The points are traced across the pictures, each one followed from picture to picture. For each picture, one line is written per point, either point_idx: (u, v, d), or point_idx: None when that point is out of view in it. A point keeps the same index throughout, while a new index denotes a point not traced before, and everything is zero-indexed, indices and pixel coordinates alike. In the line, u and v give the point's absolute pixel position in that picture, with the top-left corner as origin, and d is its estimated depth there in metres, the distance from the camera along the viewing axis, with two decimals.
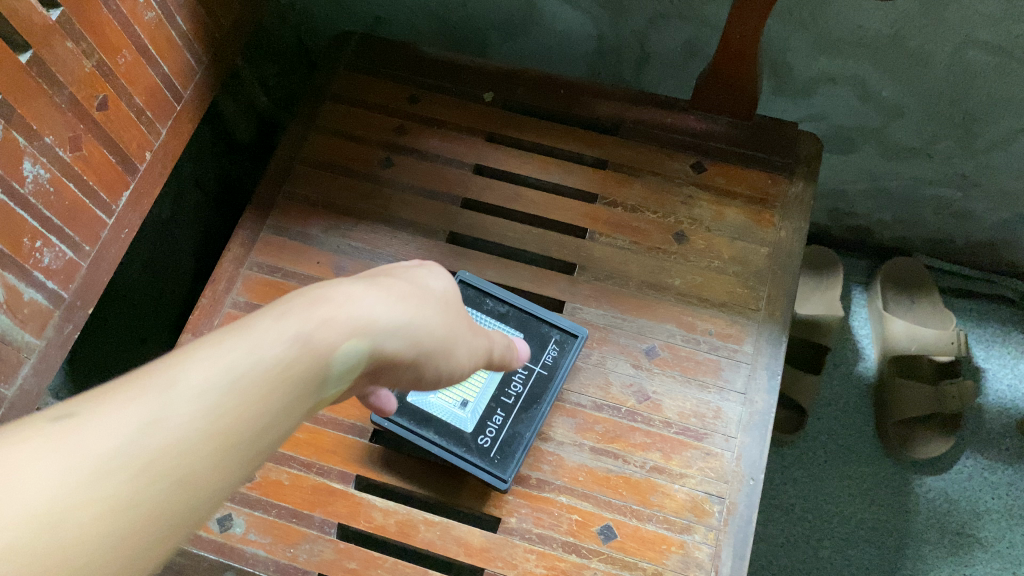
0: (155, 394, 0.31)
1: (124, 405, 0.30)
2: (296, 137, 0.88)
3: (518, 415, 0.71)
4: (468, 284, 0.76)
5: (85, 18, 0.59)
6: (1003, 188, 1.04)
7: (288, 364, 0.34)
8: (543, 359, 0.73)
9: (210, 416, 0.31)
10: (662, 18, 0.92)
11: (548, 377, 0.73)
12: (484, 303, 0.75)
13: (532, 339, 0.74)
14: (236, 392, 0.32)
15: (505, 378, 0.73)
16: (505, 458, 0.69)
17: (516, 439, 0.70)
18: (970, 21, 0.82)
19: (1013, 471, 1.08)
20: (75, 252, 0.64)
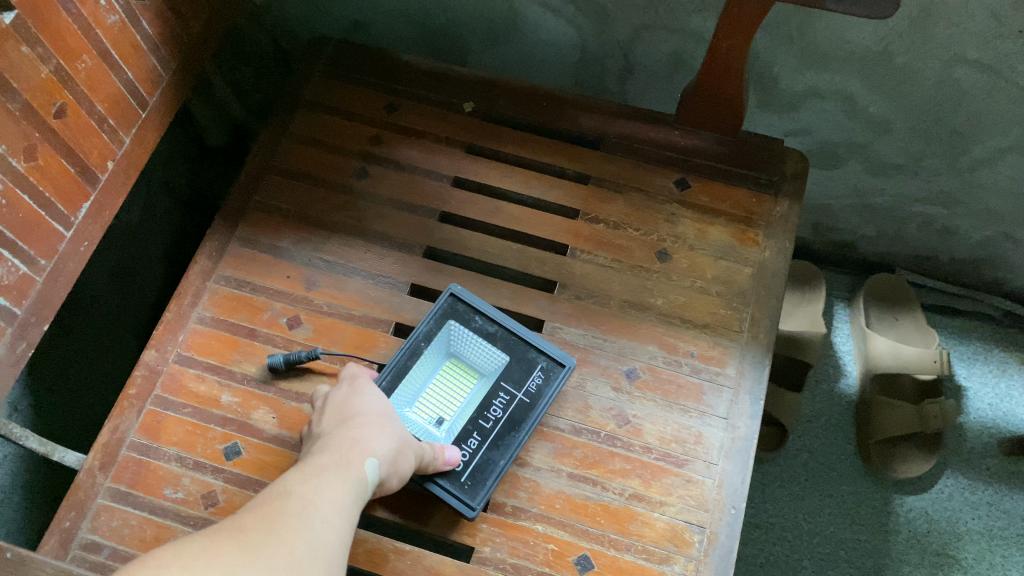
0: (254, 521, 0.49)
1: (240, 527, 0.48)
2: (268, 145, 0.85)
3: (494, 441, 0.69)
4: (457, 298, 0.73)
5: (42, 22, 0.56)
6: (988, 207, 1.03)
7: (312, 532, 0.49)
8: (526, 386, 0.71)
9: (291, 525, 0.49)
10: (647, 29, 0.89)
11: (529, 406, 0.70)
12: (473, 319, 0.73)
13: (518, 364, 0.71)
14: (297, 514, 0.50)
15: (485, 401, 0.71)
16: (476, 485, 0.67)
17: (489, 466, 0.68)
18: (959, 38, 0.81)
19: (994, 492, 1.07)
20: (30, 266, 0.61)
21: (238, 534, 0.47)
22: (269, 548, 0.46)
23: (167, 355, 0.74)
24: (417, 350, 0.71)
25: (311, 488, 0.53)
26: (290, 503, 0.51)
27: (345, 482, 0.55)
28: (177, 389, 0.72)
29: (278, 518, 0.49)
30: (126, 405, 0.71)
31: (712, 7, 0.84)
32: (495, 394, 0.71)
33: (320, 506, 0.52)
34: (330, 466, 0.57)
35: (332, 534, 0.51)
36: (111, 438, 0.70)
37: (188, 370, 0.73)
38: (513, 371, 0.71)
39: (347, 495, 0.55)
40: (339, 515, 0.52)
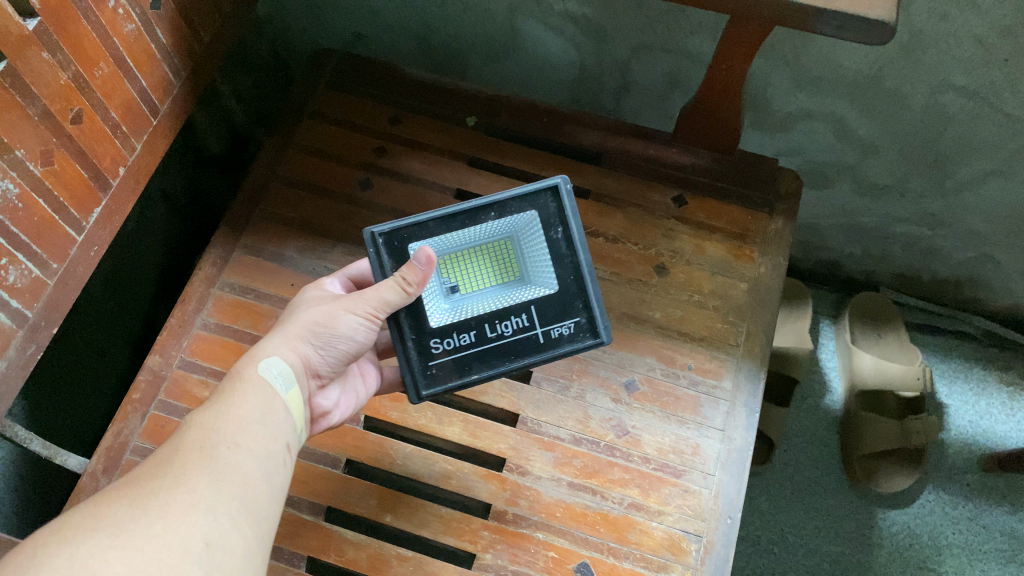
0: (164, 460, 0.47)
1: (151, 468, 0.46)
2: (272, 154, 0.86)
3: (484, 352, 0.65)
4: (558, 198, 0.65)
5: (63, 29, 0.57)
6: (971, 229, 1.05)
7: (218, 458, 0.47)
8: (549, 329, 0.66)
9: (195, 456, 0.47)
10: (645, 49, 0.92)
11: (537, 346, 0.66)
12: (553, 230, 0.65)
13: (559, 302, 0.66)
14: (200, 442, 0.48)
15: (506, 310, 0.65)
16: (439, 378, 0.65)
17: (464, 370, 0.65)
18: (947, 65, 0.83)
19: (974, 507, 1.09)
20: (42, 270, 0.61)
21: (129, 486, 0.44)
22: (168, 482, 0.44)
23: (171, 360, 0.74)
24: (485, 222, 0.65)
25: (210, 415, 0.51)
26: (186, 440, 0.48)
27: (246, 391, 0.53)
28: (181, 394, 0.73)
29: (174, 459, 0.46)
30: (130, 409, 0.72)
31: (710, 29, 0.86)
32: (519, 308, 0.65)
33: (221, 431, 0.49)
34: (229, 386, 0.54)
35: (240, 457, 0.48)
36: (115, 442, 0.71)
37: (192, 376, 0.74)
38: (552, 304, 0.66)
39: (249, 404, 0.52)
40: (246, 434, 0.50)
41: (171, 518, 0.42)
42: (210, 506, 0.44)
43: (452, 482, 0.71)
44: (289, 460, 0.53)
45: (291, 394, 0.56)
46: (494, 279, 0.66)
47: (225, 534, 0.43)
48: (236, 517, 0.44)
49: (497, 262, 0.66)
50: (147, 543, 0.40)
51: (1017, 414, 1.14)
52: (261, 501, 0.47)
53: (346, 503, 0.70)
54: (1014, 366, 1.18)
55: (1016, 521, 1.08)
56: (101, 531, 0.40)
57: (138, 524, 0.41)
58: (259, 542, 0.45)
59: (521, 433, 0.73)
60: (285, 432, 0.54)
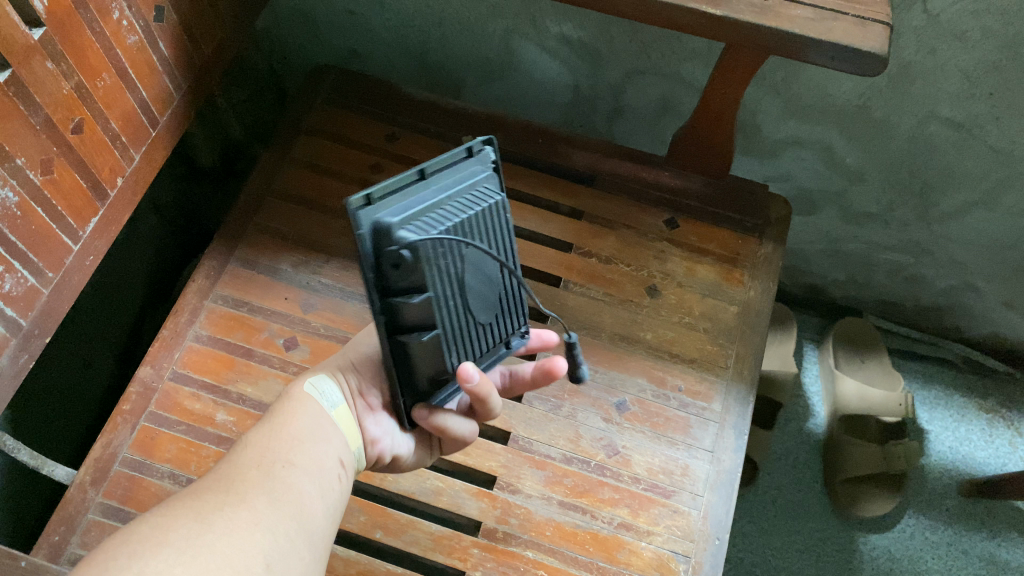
0: (222, 477, 0.48)
1: (209, 484, 0.47)
2: (268, 168, 0.86)
3: None
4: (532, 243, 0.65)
5: (68, 39, 0.57)
6: (954, 257, 1.07)
7: (275, 479, 0.48)
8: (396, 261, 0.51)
9: (253, 475, 0.48)
10: (639, 74, 0.93)
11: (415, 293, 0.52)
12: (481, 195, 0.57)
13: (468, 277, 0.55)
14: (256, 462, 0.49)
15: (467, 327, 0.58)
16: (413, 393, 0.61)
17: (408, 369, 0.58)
18: (933, 97, 0.85)
19: (954, 532, 1.10)
20: (38, 278, 0.61)
21: (191, 500, 0.45)
22: (230, 499, 0.45)
23: (162, 372, 0.74)
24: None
25: (262, 435, 0.52)
26: (242, 459, 0.50)
27: (295, 409, 0.56)
28: (171, 406, 0.73)
29: (234, 477, 0.47)
30: (119, 421, 0.72)
31: (703, 56, 0.87)
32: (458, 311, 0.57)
33: (275, 451, 0.51)
34: (280, 406, 0.56)
35: (295, 476, 0.50)
36: (103, 454, 0.70)
37: (183, 388, 0.73)
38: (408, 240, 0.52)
39: (303, 428, 0.54)
40: (298, 453, 0.52)
41: (236, 536, 0.43)
42: (270, 526, 0.45)
43: (443, 500, 0.71)
44: (342, 476, 0.54)
45: (339, 411, 0.58)
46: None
47: (284, 556, 0.44)
48: (294, 540, 0.45)
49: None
50: (214, 560, 0.40)
51: (995, 441, 1.16)
52: (315, 522, 0.48)
53: None
54: (992, 394, 1.19)
55: (994, 547, 1.09)
56: (171, 545, 0.40)
57: (205, 540, 0.41)
58: (313, 564, 0.46)
59: (512, 451, 0.73)
60: (337, 448, 0.55)
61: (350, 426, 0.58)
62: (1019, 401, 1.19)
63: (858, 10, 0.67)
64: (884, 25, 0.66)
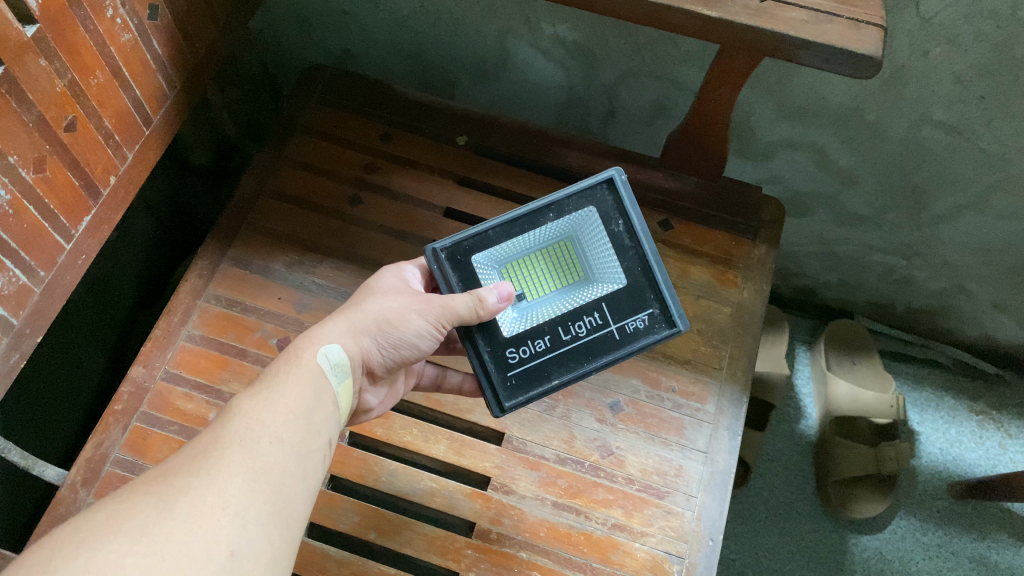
0: (201, 451, 0.48)
1: (186, 458, 0.47)
2: (262, 167, 0.86)
3: (559, 354, 0.66)
4: (613, 190, 0.67)
5: (61, 37, 0.56)
6: (945, 260, 1.07)
7: (255, 457, 0.48)
8: (624, 325, 0.67)
9: (232, 452, 0.48)
10: (633, 75, 0.93)
11: (615, 343, 0.67)
12: (613, 223, 0.67)
13: (631, 297, 0.67)
14: (239, 437, 0.49)
15: (579, 310, 0.67)
16: (517, 387, 0.66)
17: (541, 376, 0.66)
18: (926, 100, 0.86)
19: (944, 533, 1.11)
20: (30, 277, 0.61)
21: (160, 480, 0.45)
22: (203, 478, 0.45)
23: (155, 371, 0.74)
24: (560, 232, 0.67)
25: (254, 403, 0.52)
26: (227, 430, 0.49)
27: (299, 376, 0.55)
28: (164, 406, 0.72)
29: (213, 453, 0.47)
30: (111, 421, 0.71)
31: (697, 58, 0.87)
32: (591, 308, 0.67)
33: (263, 425, 0.50)
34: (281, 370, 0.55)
35: (277, 454, 0.49)
36: (95, 453, 0.70)
37: (176, 388, 0.73)
38: (620, 300, 0.67)
39: (296, 399, 0.54)
40: (286, 430, 0.51)
41: (199, 521, 0.43)
42: (239, 509, 0.45)
43: (437, 501, 0.71)
44: (326, 455, 0.54)
45: (343, 386, 0.58)
46: (569, 277, 0.68)
47: (251, 540, 0.44)
48: (264, 523, 0.45)
49: (562, 263, 0.68)
50: (170, 548, 0.41)
51: (986, 443, 1.16)
52: (291, 504, 0.48)
53: (330, 520, 0.70)
54: (983, 396, 1.20)
55: (985, 548, 1.10)
56: (125, 533, 0.41)
57: (164, 527, 0.41)
58: (284, 547, 0.46)
59: (506, 452, 0.73)
60: (327, 427, 0.55)
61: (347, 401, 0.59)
62: (1010, 402, 1.19)
63: (853, 13, 0.67)
64: (878, 27, 0.67)
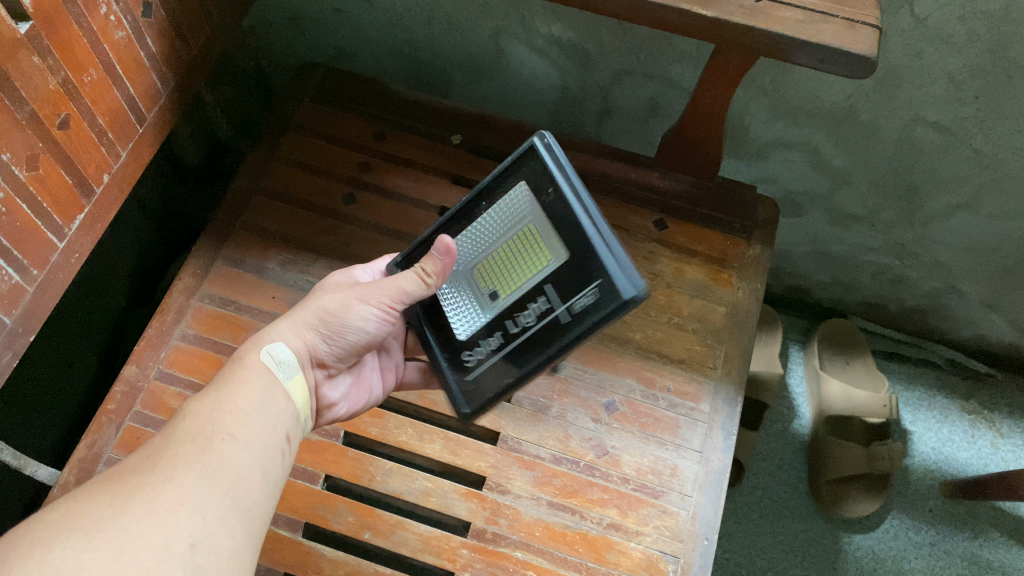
0: (153, 453, 0.48)
1: (139, 460, 0.48)
2: (255, 166, 0.86)
3: (510, 351, 0.66)
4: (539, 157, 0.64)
5: (55, 34, 0.56)
6: (938, 260, 1.07)
7: (209, 454, 0.49)
8: (572, 305, 0.61)
9: (184, 450, 0.48)
10: (628, 75, 0.93)
11: (562, 327, 0.62)
12: (547, 191, 0.63)
13: (574, 271, 0.61)
14: (190, 436, 0.50)
15: (525, 299, 0.64)
16: (476, 392, 0.68)
17: (498, 379, 0.67)
18: (920, 100, 0.86)
19: (936, 532, 1.11)
20: (22, 276, 0.60)
21: (116, 480, 0.45)
22: (157, 474, 0.46)
23: (148, 371, 0.74)
24: (504, 213, 0.66)
25: (206, 404, 0.53)
26: (180, 430, 0.50)
27: (247, 374, 0.56)
28: (157, 405, 0.72)
29: (166, 452, 0.48)
30: (104, 420, 0.71)
31: (692, 58, 0.87)
32: (535, 294, 0.64)
33: (216, 423, 0.51)
34: (230, 372, 0.57)
35: (233, 450, 0.50)
36: (88, 454, 0.69)
37: (169, 388, 0.73)
38: (563, 277, 0.62)
39: (247, 399, 0.54)
40: (242, 426, 0.52)
41: (156, 516, 0.43)
42: (196, 503, 0.45)
43: (432, 500, 0.71)
44: (287, 451, 0.55)
45: (294, 381, 0.59)
46: (535, 264, 0.64)
47: (211, 533, 0.44)
48: (222, 514, 0.46)
49: (520, 251, 0.65)
50: (127, 544, 0.41)
51: (978, 442, 1.17)
52: (252, 497, 0.49)
53: (324, 520, 0.70)
54: (974, 395, 1.20)
55: (977, 547, 1.10)
56: (80, 529, 0.41)
57: (120, 524, 0.42)
58: (247, 539, 0.47)
59: (501, 451, 0.73)
60: (285, 424, 0.56)
61: (302, 397, 0.60)
62: (1001, 402, 1.20)
63: (849, 13, 0.67)
64: (873, 27, 0.67)
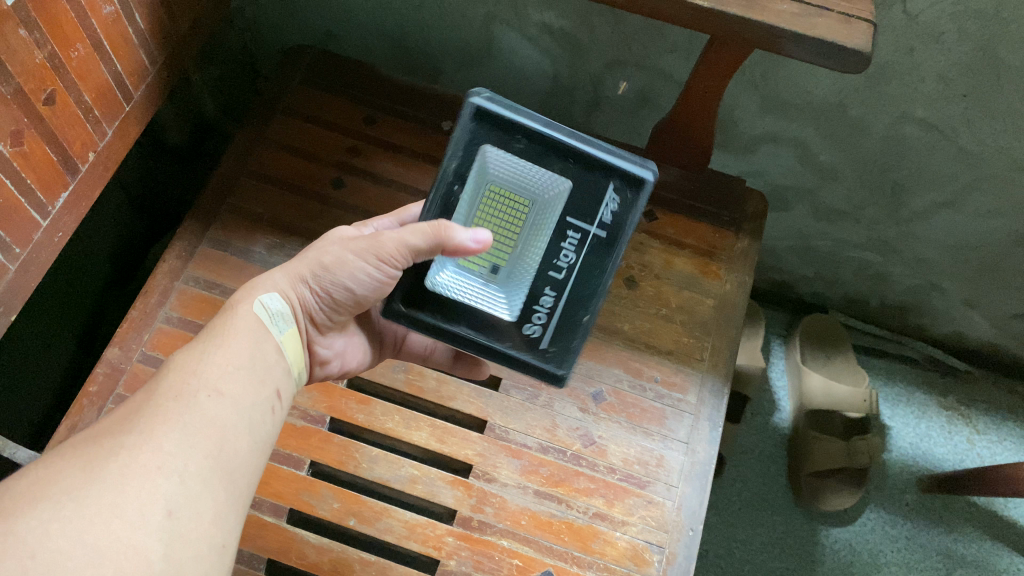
0: (131, 411, 0.46)
1: (117, 418, 0.46)
2: (242, 147, 0.84)
3: (569, 295, 0.61)
4: (483, 121, 0.57)
5: (42, 7, 0.55)
6: (921, 257, 1.08)
7: (192, 411, 0.46)
8: (601, 216, 0.58)
9: (164, 406, 0.46)
10: (618, 65, 0.93)
11: (606, 238, 0.59)
12: (513, 142, 0.57)
13: (581, 191, 0.58)
14: (171, 391, 0.47)
15: (554, 238, 0.59)
16: (557, 346, 0.62)
17: (573, 319, 0.61)
18: (909, 97, 0.86)
19: (912, 526, 1.12)
20: (5, 254, 0.59)
21: (91, 442, 0.43)
22: (134, 434, 0.44)
23: (131, 353, 0.73)
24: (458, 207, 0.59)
25: (192, 356, 0.50)
26: (162, 386, 0.47)
27: (236, 325, 0.53)
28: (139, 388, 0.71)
29: (145, 411, 0.45)
30: (86, 403, 0.70)
31: (684, 50, 0.87)
32: (561, 232, 0.59)
33: (202, 378, 0.49)
34: (221, 322, 0.53)
35: (218, 407, 0.48)
36: (69, 436, 0.69)
37: (152, 371, 0.72)
38: (576, 199, 0.58)
39: (241, 348, 0.52)
40: (228, 381, 0.50)
41: (132, 480, 0.41)
42: (177, 466, 0.43)
43: (418, 488, 0.71)
44: (276, 408, 0.53)
45: (286, 334, 0.56)
46: (516, 221, 0.60)
47: (191, 498, 0.43)
48: (203, 475, 0.44)
49: (501, 212, 0.60)
50: (100, 513, 0.39)
51: (954, 438, 1.18)
52: (235, 459, 0.47)
53: (309, 506, 0.69)
54: (952, 392, 1.22)
55: (952, 541, 1.11)
56: (49, 499, 0.39)
57: (92, 491, 0.40)
58: (230, 503, 0.46)
59: (488, 440, 0.73)
60: (274, 378, 0.54)
61: (294, 349, 0.57)
62: (979, 399, 1.21)
63: (843, 7, 0.67)
64: (867, 23, 0.67)
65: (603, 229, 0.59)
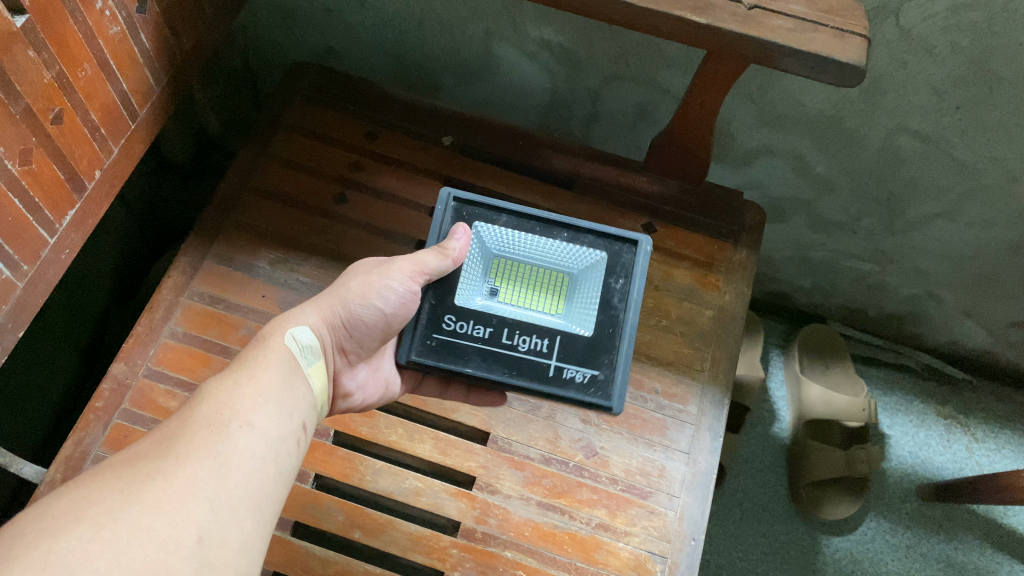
0: (168, 437, 0.47)
1: (152, 444, 0.46)
2: (245, 164, 0.85)
3: (490, 350, 0.66)
4: (633, 252, 0.69)
5: (51, 28, 0.55)
6: (917, 266, 1.09)
7: (226, 442, 0.47)
8: (564, 372, 0.66)
9: (200, 436, 0.47)
10: (616, 79, 0.94)
11: (543, 376, 0.66)
12: (616, 279, 0.69)
13: (587, 350, 0.67)
14: (206, 421, 0.48)
15: (536, 329, 0.67)
16: (433, 352, 0.66)
17: (462, 360, 0.66)
18: (903, 109, 0.87)
19: (912, 535, 1.13)
20: (13, 271, 0.60)
21: (127, 465, 0.44)
22: (170, 460, 0.44)
23: (137, 369, 0.74)
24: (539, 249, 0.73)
25: (224, 386, 0.51)
26: (196, 414, 0.48)
27: (268, 359, 0.55)
28: (145, 403, 0.72)
29: (181, 438, 0.46)
30: (92, 418, 0.71)
31: (681, 64, 0.88)
32: (548, 331, 0.67)
33: (234, 409, 0.50)
34: (253, 355, 0.55)
35: (249, 438, 0.49)
36: (75, 451, 0.69)
37: (158, 386, 0.73)
38: (575, 348, 0.67)
39: (271, 380, 0.53)
40: (258, 413, 0.50)
41: (167, 506, 0.42)
42: (209, 494, 0.44)
43: (422, 500, 0.71)
44: (302, 438, 0.54)
45: (315, 367, 0.58)
46: (531, 301, 0.71)
47: (222, 525, 0.43)
48: (236, 504, 0.45)
49: (542, 285, 0.72)
50: (136, 536, 0.40)
51: (953, 446, 1.19)
52: (265, 487, 0.48)
53: (314, 518, 0.70)
54: (951, 401, 1.22)
55: (953, 549, 1.12)
56: (86, 521, 0.40)
57: (128, 514, 0.41)
58: (259, 531, 0.46)
59: (491, 451, 0.73)
60: (302, 410, 0.55)
61: (322, 382, 0.59)
62: (977, 407, 1.22)
63: (837, 22, 0.68)
64: (862, 37, 0.68)
65: (557, 372, 0.66)
